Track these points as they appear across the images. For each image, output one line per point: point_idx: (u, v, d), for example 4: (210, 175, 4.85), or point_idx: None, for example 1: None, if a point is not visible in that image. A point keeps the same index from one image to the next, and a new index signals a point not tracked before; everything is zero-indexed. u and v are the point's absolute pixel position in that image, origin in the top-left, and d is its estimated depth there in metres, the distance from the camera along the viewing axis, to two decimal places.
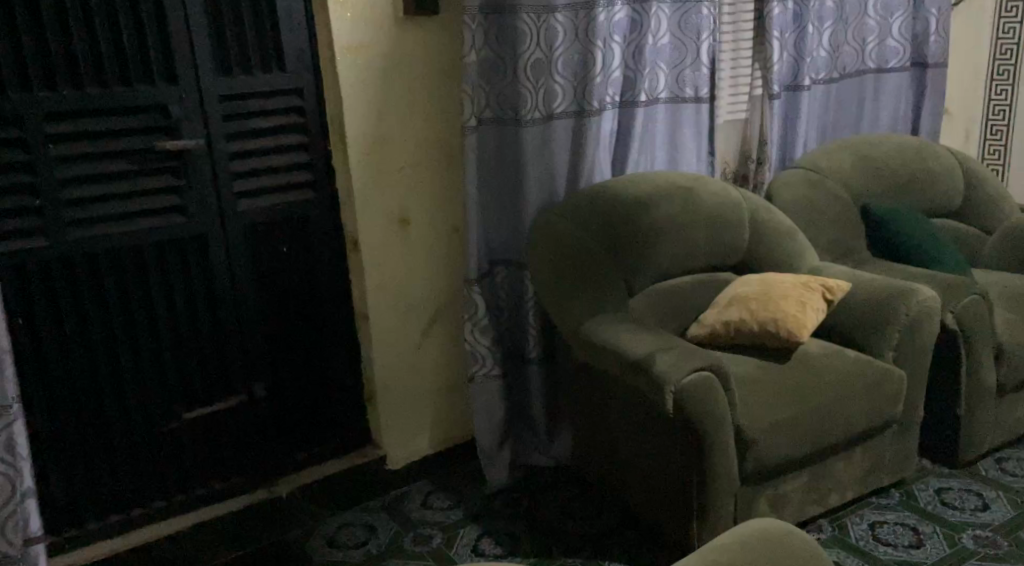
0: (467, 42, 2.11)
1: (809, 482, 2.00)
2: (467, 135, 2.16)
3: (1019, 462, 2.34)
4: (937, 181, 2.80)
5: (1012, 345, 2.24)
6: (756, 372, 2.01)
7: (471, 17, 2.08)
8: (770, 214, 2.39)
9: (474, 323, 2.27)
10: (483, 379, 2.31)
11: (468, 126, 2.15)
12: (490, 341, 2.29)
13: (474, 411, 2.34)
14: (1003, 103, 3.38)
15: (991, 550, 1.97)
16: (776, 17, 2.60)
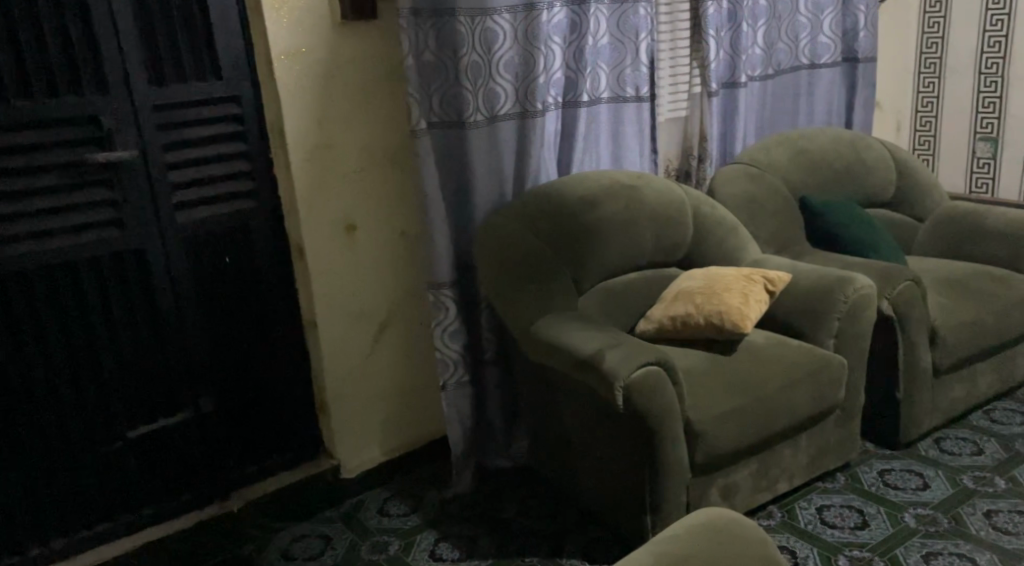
0: (405, 45, 2.11)
1: (758, 470, 2.05)
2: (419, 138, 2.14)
3: (956, 441, 2.43)
4: (871, 173, 2.89)
5: (946, 329, 2.32)
6: (703, 364, 2.05)
7: (405, 20, 2.09)
8: (713, 209, 2.44)
9: (444, 329, 2.27)
10: (455, 388, 2.31)
11: (417, 130, 2.14)
12: (459, 346, 2.30)
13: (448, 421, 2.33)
14: (931, 95, 3.50)
15: (931, 528, 2.04)
16: (711, 16, 2.65)
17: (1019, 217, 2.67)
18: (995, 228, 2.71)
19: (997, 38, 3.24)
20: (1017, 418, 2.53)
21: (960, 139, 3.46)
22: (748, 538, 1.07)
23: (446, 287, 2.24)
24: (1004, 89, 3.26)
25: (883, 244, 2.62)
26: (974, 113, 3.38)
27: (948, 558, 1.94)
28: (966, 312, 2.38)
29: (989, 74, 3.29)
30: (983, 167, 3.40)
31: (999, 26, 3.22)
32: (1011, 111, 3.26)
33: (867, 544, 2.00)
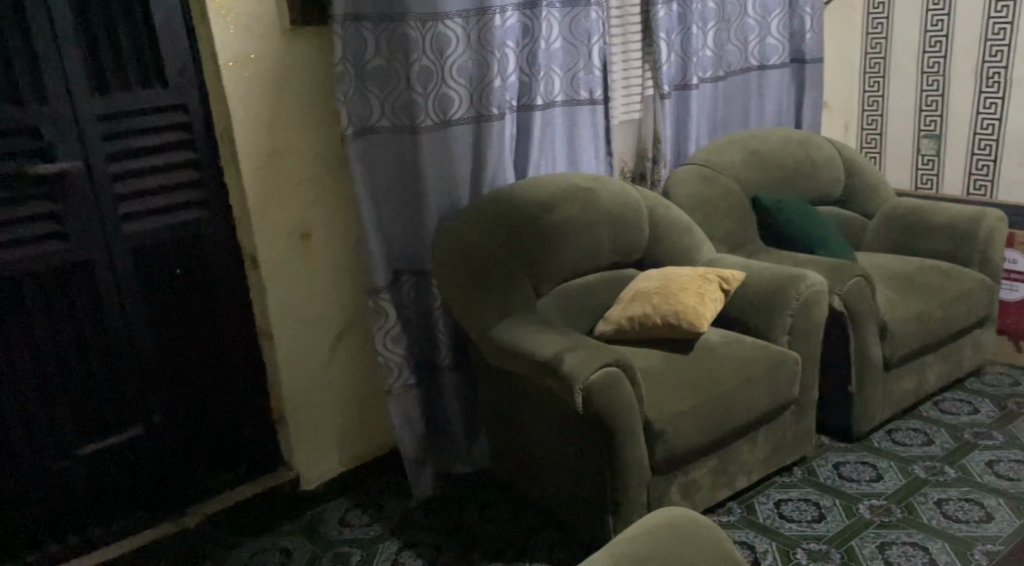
0: (338, 51, 2.09)
1: (716, 467, 2.07)
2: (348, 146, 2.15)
3: (908, 431, 2.49)
4: (820, 172, 2.94)
5: (895, 322, 2.38)
6: (660, 364, 2.07)
7: (341, 26, 2.07)
8: (667, 210, 2.46)
9: (386, 333, 2.25)
10: (401, 392, 2.29)
11: (346, 136, 2.14)
12: (403, 350, 2.28)
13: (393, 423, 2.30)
14: (877, 95, 3.58)
15: (885, 518, 2.09)
16: (661, 19, 2.68)
17: (962, 212, 2.75)
18: (940, 223, 2.78)
19: (938, 38, 3.32)
20: (965, 408, 2.60)
21: (905, 137, 3.54)
22: (703, 537, 1.08)
23: (383, 290, 2.23)
24: (945, 88, 3.35)
25: (833, 241, 2.67)
26: (917, 112, 3.47)
27: (902, 547, 1.98)
28: (914, 306, 2.44)
29: (931, 73, 3.38)
30: (927, 164, 3.49)
31: (939, 26, 3.30)
32: (952, 109, 3.35)
33: (824, 536, 2.03)
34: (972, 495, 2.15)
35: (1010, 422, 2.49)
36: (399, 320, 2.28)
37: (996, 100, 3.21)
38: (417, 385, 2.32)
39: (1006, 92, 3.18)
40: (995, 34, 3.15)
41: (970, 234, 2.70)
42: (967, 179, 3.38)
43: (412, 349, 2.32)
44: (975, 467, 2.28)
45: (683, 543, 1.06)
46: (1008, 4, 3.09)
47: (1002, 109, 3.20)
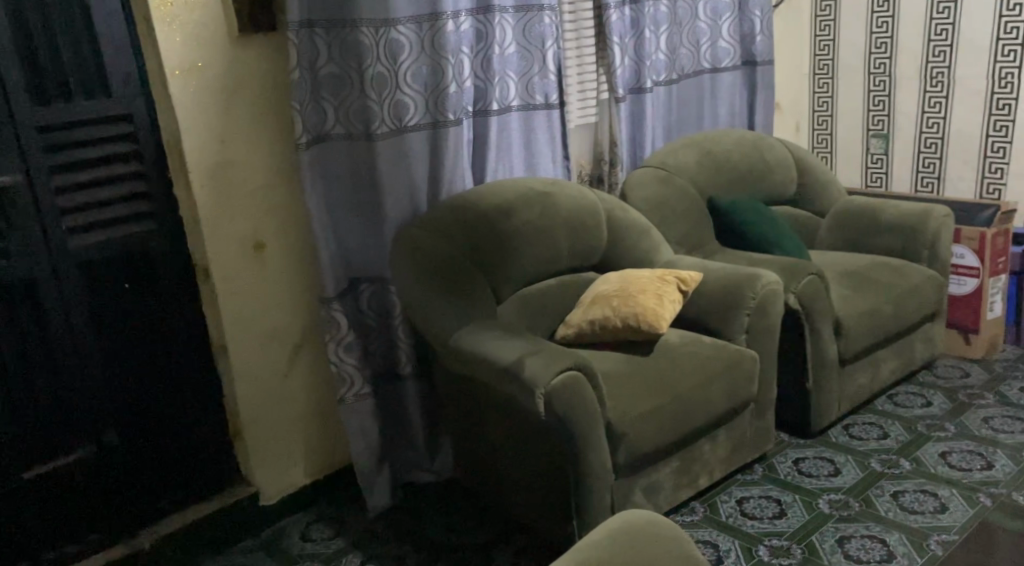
0: (292, 58, 2.06)
1: (679, 467, 2.08)
2: (301, 153, 2.10)
3: (864, 426, 2.53)
4: (773, 172, 2.98)
5: (848, 318, 2.42)
6: (621, 366, 2.07)
7: (296, 33, 2.05)
8: (625, 212, 2.47)
9: (337, 343, 2.23)
10: (353, 400, 2.26)
11: (301, 144, 2.09)
12: (357, 359, 2.26)
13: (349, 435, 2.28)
14: (826, 96, 3.64)
15: (844, 512, 2.12)
16: (613, 23, 2.70)
17: (911, 210, 2.81)
18: (890, 220, 2.84)
19: (883, 39, 3.39)
20: (919, 401, 2.65)
21: (854, 137, 3.61)
22: (659, 537, 1.08)
23: (334, 300, 2.20)
24: (892, 88, 3.42)
25: (788, 240, 2.70)
26: (866, 112, 3.53)
27: (861, 541, 2.01)
28: (866, 302, 2.49)
29: (877, 74, 3.45)
30: (876, 163, 3.56)
31: (884, 28, 3.38)
32: (899, 109, 3.43)
33: (785, 533, 2.06)
34: (927, 487, 2.19)
35: (961, 414, 2.54)
36: (352, 330, 2.25)
37: (941, 100, 3.29)
38: (372, 394, 2.29)
39: (949, 91, 3.26)
40: (938, 35, 3.24)
41: (919, 230, 2.76)
42: (914, 177, 3.46)
43: (368, 358, 2.30)
44: (929, 459, 2.32)
45: (643, 527, 1.09)
46: (949, 6, 3.18)
47: (946, 108, 3.29)
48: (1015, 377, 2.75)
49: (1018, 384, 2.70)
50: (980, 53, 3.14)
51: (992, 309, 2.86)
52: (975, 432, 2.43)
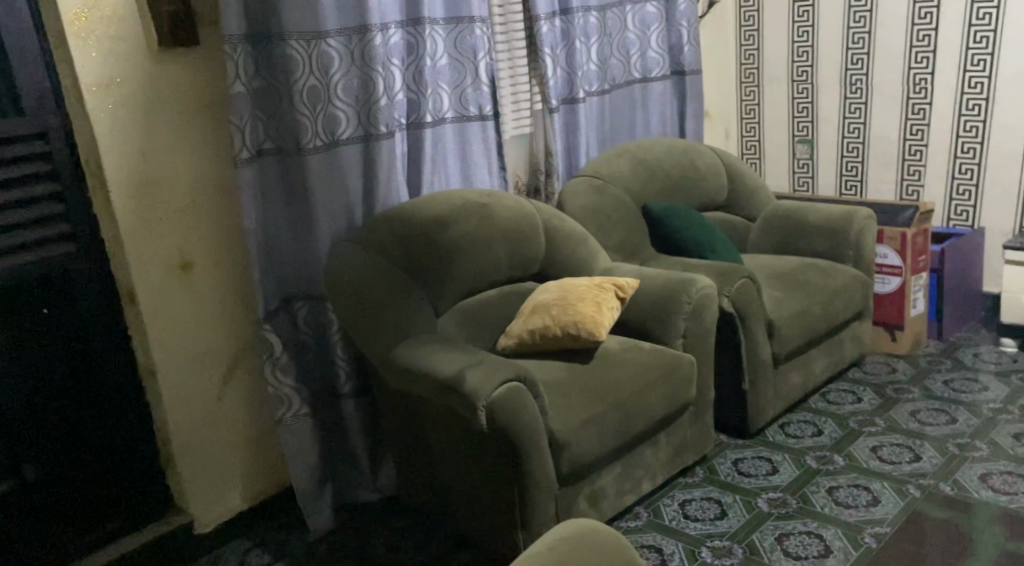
0: (230, 73, 2.01)
1: (621, 473, 2.09)
2: (241, 169, 2.06)
3: (799, 424, 2.59)
4: (705, 179, 3.04)
5: (780, 320, 2.48)
6: (561, 374, 2.08)
7: (233, 46, 2.00)
8: (562, 221, 2.47)
9: (273, 365, 2.18)
10: (292, 421, 2.22)
11: (241, 159, 2.05)
12: (293, 380, 2.21)
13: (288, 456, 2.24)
14: (753, 104, 3.74)
15: (782, 510, 2.16)
16: (544, 35, 2.72)
17: (836, 212, 2.90)
18: (817, 223, 2.92)
19: (805, 48, 3.50)
20: (850, 397, 2.73)
21: (781, 143, 3.71)
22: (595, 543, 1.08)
23: (265, 320, 2.15)
24: (814, 95, 3.53)
25: (721, 245, 2.76)
26: (791, 119, 3.64)
27: (799, 537, 2.05)
28: (797, 304, 2.56)
29: (801, 82, 3.55)
30: (803, 167, 3.66)
31: (805, 37, 3.48)
32: (822, 116, 3.53)
33: (727, 533, 2.09)
34: (860, 481, 2.25)
35: (890, 408, 2.63)
36: (287, 350, 2.21)
37: (860, 105, 3.41)
38: (311, 414, 2.25)
39: (868, 97, 3.38)
40: (855, 43, 3.35)
41: (844, 232, 2.85)
42: (839, 181, 3.57)
43: (307, 377, 2.26)
44: (861, 453, 2.39)
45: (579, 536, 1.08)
46: (865, 15, 3.30)
47: (866, 114, 3.41)
48: (939, 371, 2.86)
49: (942, 377, 2.81)
50: (895, 60, 3.27)
51: (915, 305, 2.97)
52: (903, 425, 2.52)
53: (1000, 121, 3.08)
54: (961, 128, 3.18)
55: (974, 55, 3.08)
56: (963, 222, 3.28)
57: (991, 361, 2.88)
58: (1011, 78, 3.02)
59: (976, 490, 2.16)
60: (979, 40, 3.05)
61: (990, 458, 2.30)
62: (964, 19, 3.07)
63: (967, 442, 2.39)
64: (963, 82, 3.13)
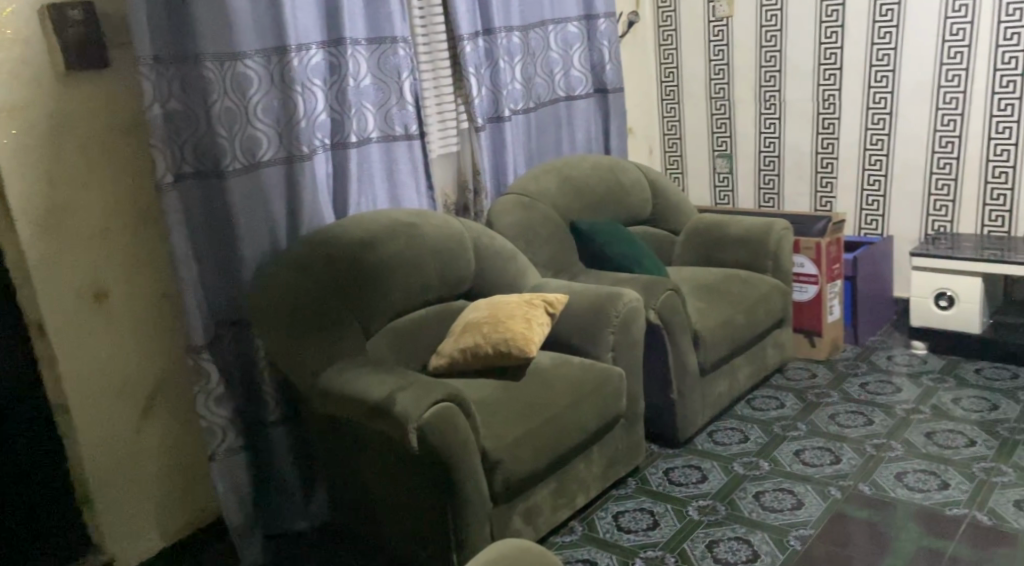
0: (147, 94, 1.94)
1: (555, 489, 2.11)
2: (165, 194, 2.00)
3: (727, 431, 2.66)
4: (629, 194, 3.10)
5: (705, 330, 2.55)
6: (494, 392, 2.08)
7: (144, 69, 1.93)
8: (491, 239, 2.49)
9: (208, 395, 2.13)
10: (225, 456, 2.18)
11: (163, 184, 1.99)
12: (226, 412, 2.17)
13: (219, 491, 2.19)
14: (674, 120, 3.84)
15: (712, 517, 2.21)
16: (469, 55, 2.73)
17: (755, 224, 2.99)
18: (738, 235, 3.01)
19: (721, 66, 3.62)
20: (774, 403, 2.82)
21: (702, 158, 3.81)
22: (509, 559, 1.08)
23: (202, 349, 2.10)
24: (731, 111, 3.65)
25: (647, 259, 2.81)
26: (710, 134, 3.74)
27: (728, 543, 2.10)
28: (721, 314, 2.62)
29: (718, 98, 3.67)
30: (723, 181, 3.78)
31: (721, 55, 3.60)
32: (739, 131, 3.65)
33: (659, 543, 2.12)
34: (785, 485, 2.32)
35: (811, 413, 2.72)
36: (222, 380, 2.16)
37: (774, 121, 3.54)
38: (243, 447, 2.22)
39: (782, 113, 3.51)
40: (768, 61, 3.48)
41: (763, 243, 2.95)
42: (758, 194, 3.69)
43: (238, 408, 2.21)
44: (785, 458, 2.46)
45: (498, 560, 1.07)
46: (776, 34, 3.43)
47: (780, 129, 3.54)
48: (856, 374, 2.97)
49: (858, 381, 2.92)
50: (805, 78, 3.41)
51: (832, 312, 3.09)
52: (824, 429, 2.61)
53: (904, 135, 3.23)
54: (868, 142, 3.33)
55: (877, 72, 3.23)
56: (873, 231, 3.43)
57: (903, 364, 3.01)
58: (911, 93, 3.17)
59: (893, 489, 2.25)
60: (881, 58, 3.21)
61: (905, 457, 2.40)
62: (867, 37, 3.22)
63: (884, 443, 2.48)
64: (868, 97, 3.28)
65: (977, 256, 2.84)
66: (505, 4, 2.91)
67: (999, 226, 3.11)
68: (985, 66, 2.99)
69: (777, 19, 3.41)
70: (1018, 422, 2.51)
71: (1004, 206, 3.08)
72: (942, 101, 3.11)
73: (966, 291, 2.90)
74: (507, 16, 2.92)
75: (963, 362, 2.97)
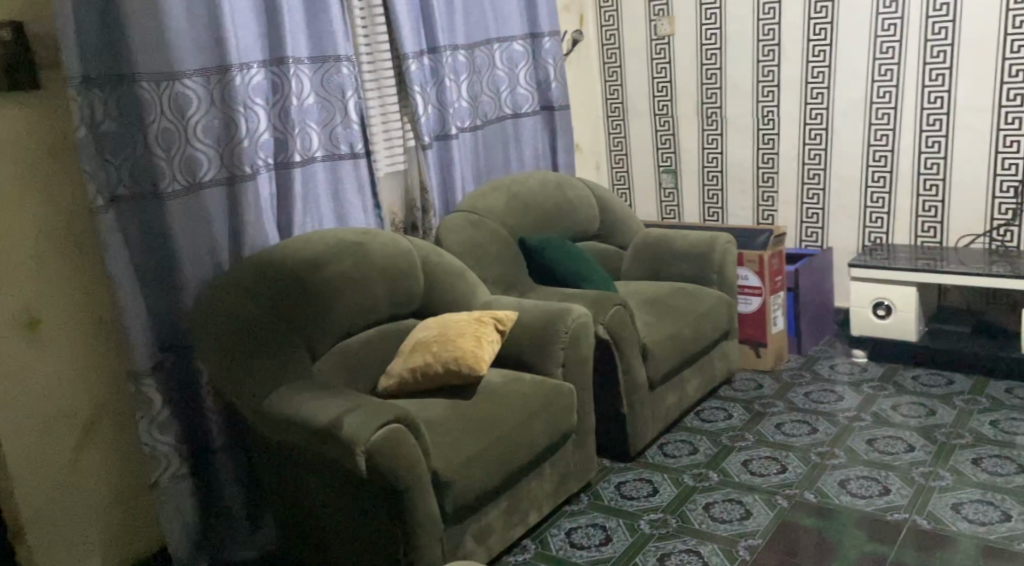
0: (76, 115, 1.90)
1: (507, 507, 2.10)
2: (99, 216, 1.95)
3: (677, 444, 2.69)
4: (577, 210, 3.13)
5: (653, 343, 2.57)
6: (444, 410, 2.06)
7: (74, 89, 1.90)
8: (440, 256, 2.47)
9: (151, 421, 2.08)
10: (169, 483, 2.12)
11: (97, 206, 1.94)
12: (170, 438, 2.11)
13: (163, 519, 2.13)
14: (620, 136, 3.89)
15: (663, 530, 2.23)
16: (414, 73, 2.73)
17: (700, 238, 3.04)
18: (684, 248, 3.06)
19: (663, 84, 3.69)
20: (722, 414, 2.86)
21: (648, 173, 3.87)
22: None
23: (144, 375, 2.05)
24: (675, 127, 3.71)
25: (595, 274, 2.83)
26: (655, 150, 3.80)
27: (679, 556, 2.12)
28: (668, 327, 2.66)
29: (662, 115, 3.73)
30: (669, 196, 3.84)
31: (663, 73, 3.67)
32: (683, 146, 3.72)
33: (611, 558, 2.13)
34: (734, 495, 2.36)
35: (758, 423, 2.76)
36: (165, 406, 2.11)
37: (717, 137, 3.61)
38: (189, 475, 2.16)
39: (723, 129, 3.59)
40: (708, 78, 3.56)
41: (708, 256, 2.99)
42: (702, 208, 3.76)
43: (181, 434, 2.15)
44: (734, 468, 2.50)
45: None
46: (716, 52, 3.51)
47: (722, 144, 3.61)
48: (801, 384, 3.03)
49: (802, 390, 2.98)
50: (745, 94, 3.49)
51: (776, 323, 3.15)
52: (771, 438, 2.65)
53: (840, 149, 3.33)
54: (806, 156, 3.42)
55: (813, 89, 3.32)
56: (814, 242, 3.51)
57: (845, 372, 3.09)
58: (845, 109, 3.27)
59: (837, 496, 2.30)
60: (816, 75, 3.30)
61: (848, 464, 2.45)
62: (802, 55, 3.31)
63: (828, 451, 2.54)
64: (805, 113, 3.37)
65: (911, 266, 2.94)
66: (449, 23, 2.92)
67: (931, 237, 3.22)
68: (914, 83, 3.10)
69: (717, 38, 3.49)
70: (954, 426, 2.59)
71: (935, 218, 3.19)
72: (875, 116, 3.22)
73: (902, 300, 2.99)
74: (452, 35, 2.94)
75: (901, 369, 3.06)
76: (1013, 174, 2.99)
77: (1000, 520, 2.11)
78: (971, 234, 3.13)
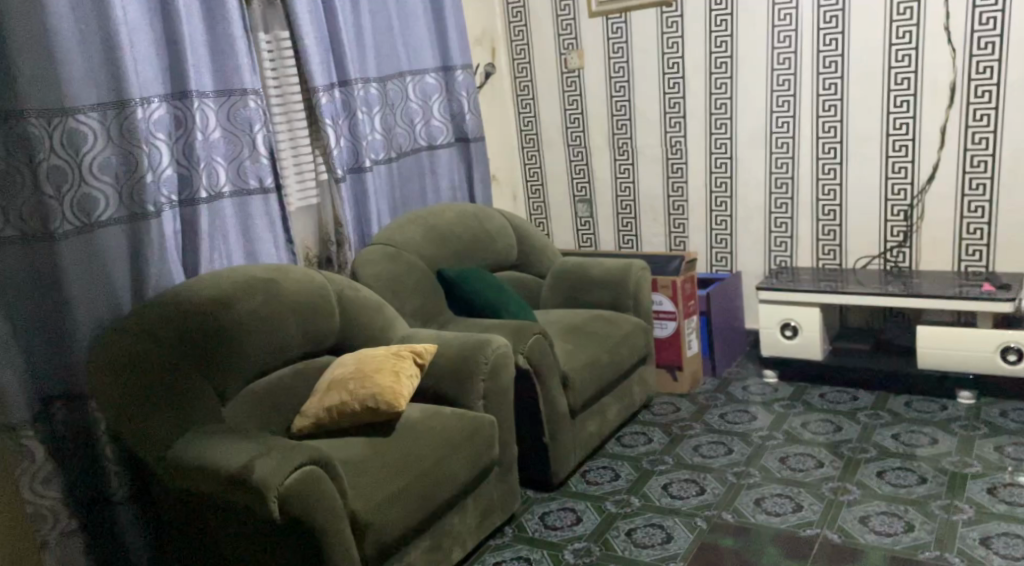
0: None
1: (430, 545, 2.07)
2: None
3: (599, 471, 2.71)
4: (495, 241, 3.13)
5: (573, 371, 2.59)
6: (363, 449, 2.01)
7: None
8: (356, 291, 2.41)
9: (32, 476, 1.99)
10: (58, 540, 2.04)
11: None
12: (58, 491, 2.03)
13: None
14: (536, 167, 3.95)
15: (587, 559, 2.23)
16: (325, 106, 2.69)
17: (615, 265, 3.10)
18: (600, 276, 3.10)
19: (576, 115, 3.76)
20: (642, 439, 2.90)
21: (564, 202, 3.92)
22: None
23: (27, 427, 1.96)
24: (588, 157, 3.79)
25: (514, 303, 2.82)
26: (570, 179, 3.87)
27: None
28: (587, 355, 2.68)
29: (575, 145, 3.80)
30: (585, 225, 3.90)
31: (575, 105, 3.75)
32: (597, 176, 3.79)
33: None
34: (655, 520, 2.38)
35: (676, 446, 2.81)
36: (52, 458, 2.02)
37: (628, 166, 3.70)
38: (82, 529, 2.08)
39: (634, 159, 3.68)
40: (618, 110, 3.65)
41: (624, 282, 3.05)
42: (617, 236, 3.83)
43: (76, 485, 2.07)
44: (654, 493, 2.53)
45: None
46: (624, 85, 3.61)
47: (634, 174, 3.70)
48: (716, 406, 3.10)
49: (718, 412, 3.05)
50: (653, 125, 3.59)
51: (691, 346, 3.22)
52: (689, 461, 2.70)
53: (744, 177, 3.45)
54: (713, 184, 3.53)
55: (717, 119, 3.45)
56: (724, 267, 3.62)
57: (758, 393, 3.17)
58: (747, 139, 3.40)
59: (752, 515, 2.35)
60: (719, 106, 3.43)
61: (763, 483, 2.51)
62: (705, 88, 3.43)
63: (743, 470, 2.60)
64: (711, 143, 3.49)
65: (814, 287, 3.06)
66: (360, 57, 2.92)
67: (832, 259, 3.36)
68: (809, 114, 3.25)
69: (624, 71, 3.59)
70: (860, 441, 2.70)
71: (835, 241, 3.34)
72: (775, 145, 3.35)
73: (807, 321, 3.10)
74: (363, 68, 2.93)
75: (809, 387, 3.17)
76: (903, 198, 3.15)
77: (904, 530, 2.19)
78: (868, 256, 3.29)
